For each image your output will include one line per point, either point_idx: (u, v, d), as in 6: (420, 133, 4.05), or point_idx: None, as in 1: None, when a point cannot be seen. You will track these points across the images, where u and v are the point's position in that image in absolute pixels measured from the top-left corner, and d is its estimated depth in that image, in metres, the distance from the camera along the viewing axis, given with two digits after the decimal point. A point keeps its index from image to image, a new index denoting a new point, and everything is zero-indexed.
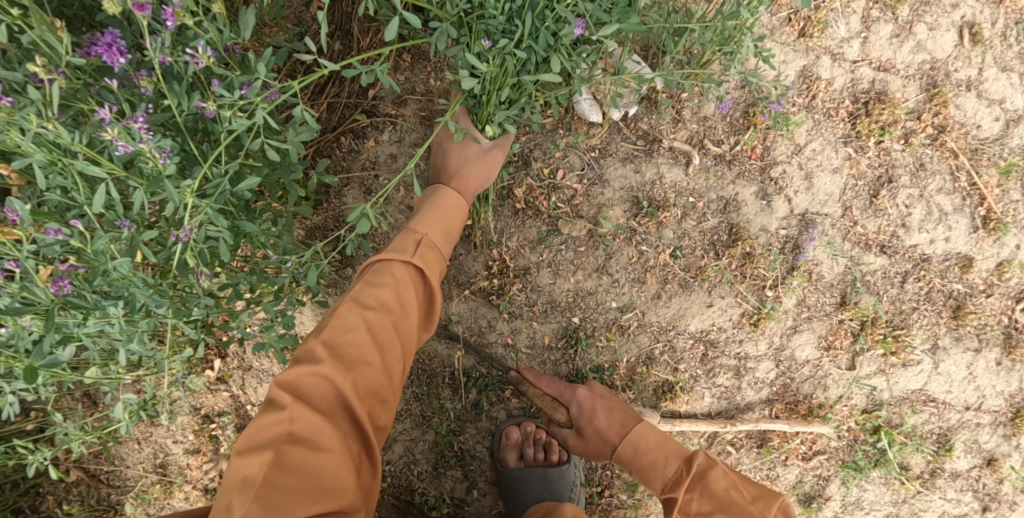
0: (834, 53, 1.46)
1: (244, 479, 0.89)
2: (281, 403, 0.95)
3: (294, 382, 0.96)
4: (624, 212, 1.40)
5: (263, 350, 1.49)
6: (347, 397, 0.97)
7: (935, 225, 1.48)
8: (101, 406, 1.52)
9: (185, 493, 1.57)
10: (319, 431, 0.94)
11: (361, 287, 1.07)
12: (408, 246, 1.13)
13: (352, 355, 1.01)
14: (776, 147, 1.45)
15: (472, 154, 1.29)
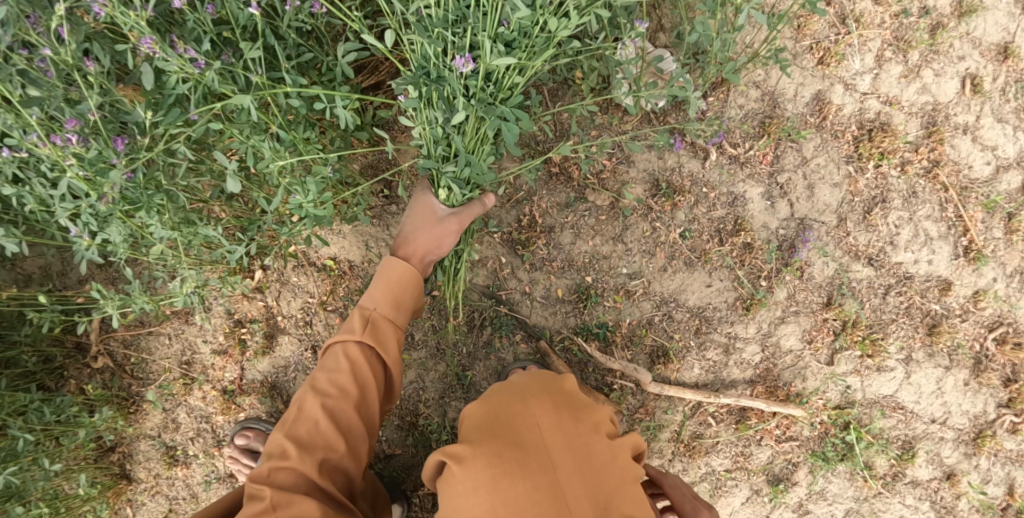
0: (848, 83, 1.63)
1: None
2: (260, 494, 1.11)
3: (271, 475, 1.13)
4: (644, 190, 1.58)
5: (301, 269, 1.65)
6: (316, 478, 1.15)
7: (920, 247, 1.64)
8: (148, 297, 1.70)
9: (204, 392, 1.74)
10: (297, 507, 1.10)
11: (320, 377, 1.24)
12: (357, 326, 1.30)
13: (315, 442, 1.18)
14: (785, 157, 1.63)
15: (429, 219, 1.38)
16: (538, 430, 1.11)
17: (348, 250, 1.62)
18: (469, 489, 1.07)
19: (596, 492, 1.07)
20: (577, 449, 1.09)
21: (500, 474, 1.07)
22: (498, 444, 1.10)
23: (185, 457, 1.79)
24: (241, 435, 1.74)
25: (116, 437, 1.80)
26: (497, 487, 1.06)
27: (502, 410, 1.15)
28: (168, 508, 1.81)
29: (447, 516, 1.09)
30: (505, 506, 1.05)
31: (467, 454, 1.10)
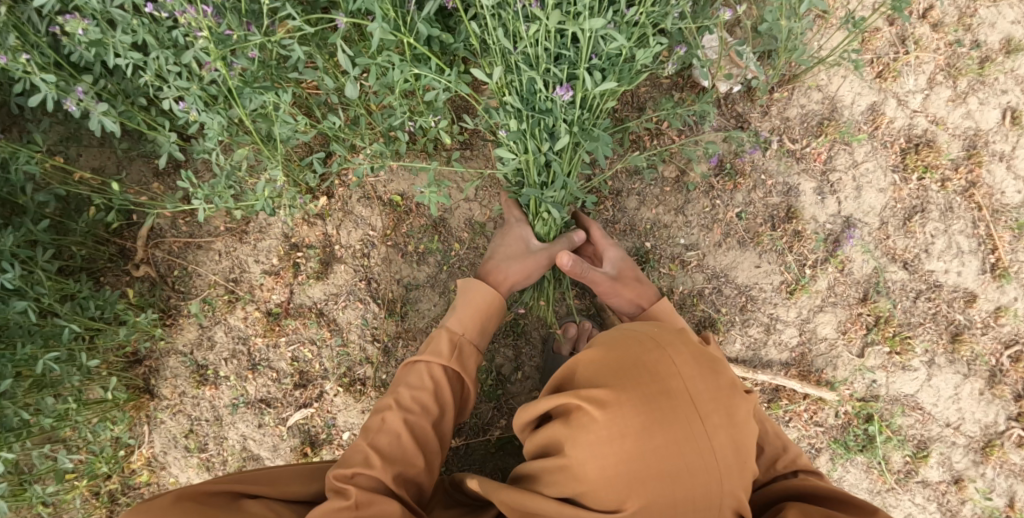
0: (900, 99, 1.75)
1: None
2: (342, 494, 1.12)
3: (353, 476, 1.15)
4: (710, 168, 1.66)
5: (367, 201, 1.67)
6: (395, 490, 1.16)
7: (951, 258, 1.74)
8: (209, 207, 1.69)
9: (246, 312, 1.73)
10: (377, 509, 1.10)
11: (404, 393, 1.29)
12: (445, 349, 1.35)
13: (396, 454, 1.21)
14: (838, 157, 1.72)
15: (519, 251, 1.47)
16: (685, 382, 1.11)
17: (418, 188, 1.66)
18: (614, 435, 1.08)
19: (735, 439, 1.11)
20: (723, 405, 1.11)
21: (648, 421, 1.08)
22: (645, 391, 1.10)
23: (215, 377, 1.76)
24: (277, 361, 1.73)
25: (145, 349, 1.77)
26: (646, 433, 1.08)
27: (641, 355, 1.14)
28: (188, 428, 1.78)
29: (586, 461, 1.09)
30: (651, 452, 1.08)
31: (609, 398, 1.10)
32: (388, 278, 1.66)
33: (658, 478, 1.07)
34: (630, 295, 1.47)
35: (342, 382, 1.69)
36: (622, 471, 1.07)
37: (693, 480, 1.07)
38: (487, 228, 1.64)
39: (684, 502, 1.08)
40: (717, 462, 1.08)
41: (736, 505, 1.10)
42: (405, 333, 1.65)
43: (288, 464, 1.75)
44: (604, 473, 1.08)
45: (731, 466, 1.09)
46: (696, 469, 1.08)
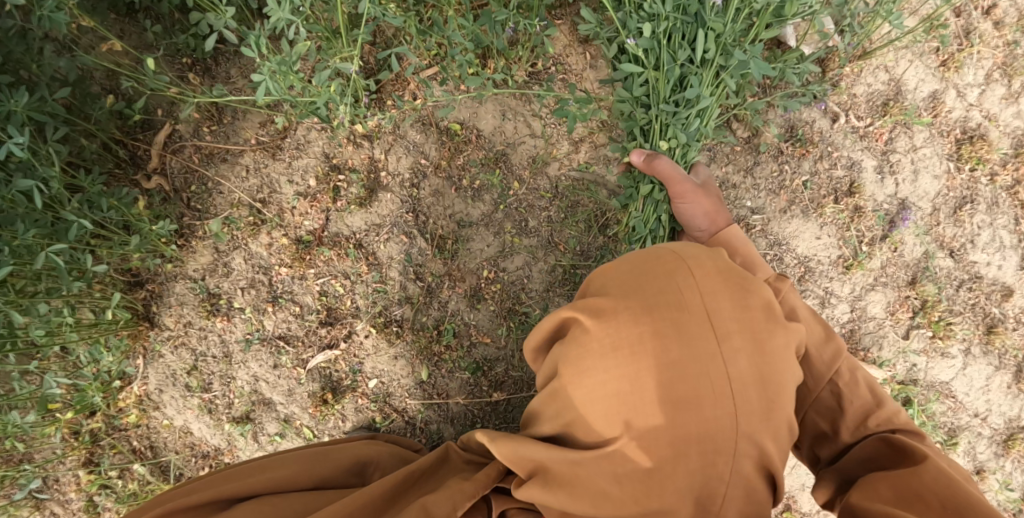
0: (960, 91, 1.73)
1: None
2: None
3: None
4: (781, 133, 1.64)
5: (423, 127, 1.53)
6: None
7: (994, 251, 1.74)
8: (248, 118, 1.55)
9: (271, 238, 1.56)
10: None
11: None
12: None
13: None
14: (898, 140, 1.71)
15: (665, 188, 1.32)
16: (703, 297, 0.91)
17: (480, 118, 1.52)
18: (605, 350, 0.90)
19: (762, 368, 0.89)
20: (753, 329, 0.90)
21: (648, 335, 0.89)
22: (651, 302, 0.92)
23: (228, 308, 1.59)
24: (302, 295, 1.56)
25: (149, 271, 1.58)
26: (646, 350, 0.89)
27: (654, 266, 0.96)
28: (191, 365, 1.62)
29: (571, 379, 0.92)
30: (649, 375, 0.88)
31: (607, 307, 0.93)
32: (440, 214, 1.52)
33: (655, 408, 0.88)
34: (711, 207, 1.33)
35: (375, 322, 1.54)
36: (613, 397, 0.89)
37: (701, 412, 0.87)
38: (550, 167, 1.53)
39: (689, 443, 0.87)
40: (734, 395, 0.87)
41: (757, 456, 0.88)
42: (453, 273, 1.51)
43: (303, 411, 1.60)
44: (593, 397, 0.90)
45: (752, 401, 0.87)
46: (707, 397, 0.87)
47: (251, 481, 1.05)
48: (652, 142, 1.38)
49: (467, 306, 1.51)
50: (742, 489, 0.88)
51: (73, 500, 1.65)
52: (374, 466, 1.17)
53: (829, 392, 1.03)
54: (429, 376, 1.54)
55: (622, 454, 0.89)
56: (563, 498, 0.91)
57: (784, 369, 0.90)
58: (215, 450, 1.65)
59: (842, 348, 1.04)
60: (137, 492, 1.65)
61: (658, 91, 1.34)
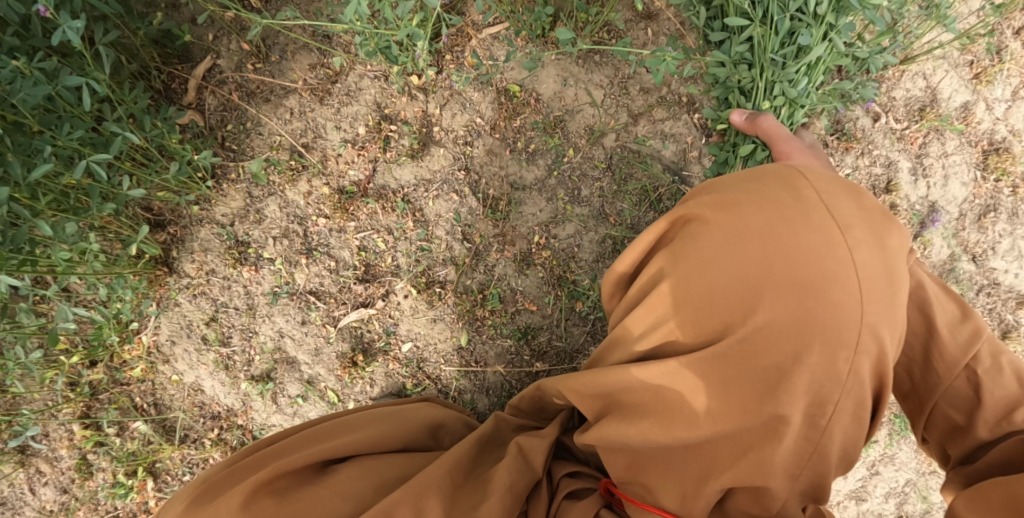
0: (989, 103, 1.78)
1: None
2: None
3: None
4: (828, 129, 1.72)
5: (480, 84, 1.49)
6: None
7: (1013, 259, 1.79)
8: (298, 61, 1.49)
9: (312, 187, 1.49)
10: None
11: None
12: None
13: None
14: (931, 145, 1.76)
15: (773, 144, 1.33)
16: (821, 192, 0.91)
17: (541, 81, 1.49)
18: (728, 238, 0.89)
19: (885, 261, 0.88)
20: (873, 226, 0.89)
21: (773, 226, 0.88)
22: (772, 194, 0.91)
23: (256, 258, 1.51)
24: (339, 249, 1.50)
25: (172, 212, 1.50)
26: (769, 242, 0.88)
27: (768, 169, 0.96)
28: (211, 315, 1.53)
29: (691, 268, 0.91)
30: (775, 260, 0.87)
31: (727, 201, 0.93)
32: (493, 174, 1.48)
33: (783, 295, 0.86)
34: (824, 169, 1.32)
35: (416, 282, 1.48)
36: (736, 283, 0.88)
37: (826, 305, 0.85)
38: (607, 137, 1.50)
39: (811, 336, 0.85)
40: (858, 286, 0.86)
41: (876, 355, 0.86)
42: (503, 235, 1.47)
43: (329, 373, 1.52)
44: (708, 293, 0.89)
45: (878, 289, 0.86)
46: (834, 284, 0.86)
47: (344, 442, 1.03)
48: (756, 101, 1.38)
49: (515, 271, 1.47)
50: (857, 390, 0.86)
51: (64, 458, 1.57)
52: (447, 429, 1.16)
53: (964, 380, 0.95)
54: (469, 343, 1.48)
55: (734, 352, 0.87)
56: (646, 427, 0.91)
57: (900, 266, 0.90)
58: (226, 411, 1.57)
59: (982, 329, 0.95)
60: (138, 452, 1.57)
61: (765, 46, 1.33)
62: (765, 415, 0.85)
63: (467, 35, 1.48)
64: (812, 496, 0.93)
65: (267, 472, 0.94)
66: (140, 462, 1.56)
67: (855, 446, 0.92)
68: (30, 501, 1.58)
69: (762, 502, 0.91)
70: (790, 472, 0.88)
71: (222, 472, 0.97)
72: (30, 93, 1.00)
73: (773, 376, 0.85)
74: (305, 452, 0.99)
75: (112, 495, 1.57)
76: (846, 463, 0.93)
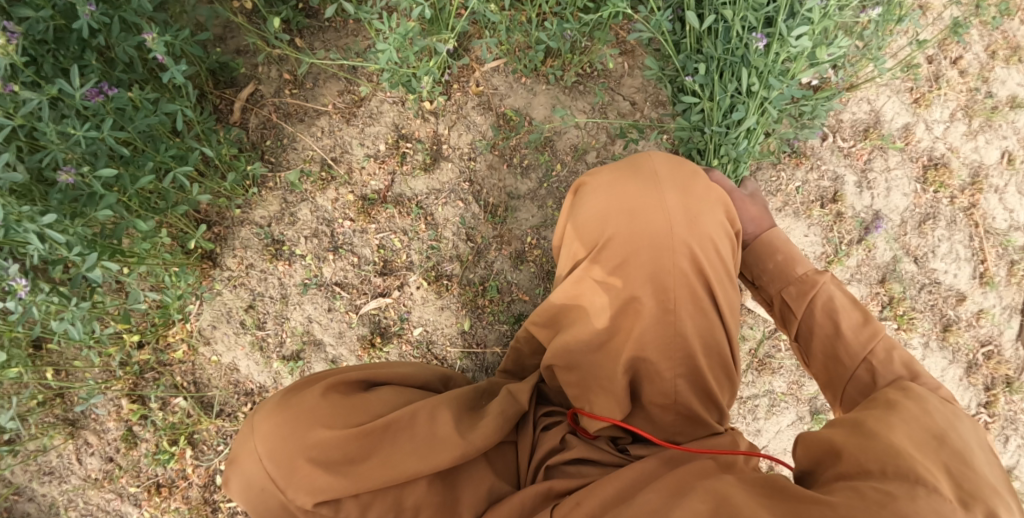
0: (928, 125, 2.04)
1: (413, 414, 1.22)
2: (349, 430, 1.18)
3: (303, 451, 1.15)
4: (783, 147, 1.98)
5: (482, 109, 1.77)
6: None
7: (951, 261, 2.05)
8: (330, 89, 1.76)
9: (339, 194, 1.76)
10: (347, 449, 1.17)
11: None
12: None
13: None
14: (875, 161, 2.02)
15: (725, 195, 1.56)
16: (648, 156, 1.20)
17: (534, 107, 1.77)
18: (586, 193, 1.19)
19: (688, 190, 1.14)
20: (681, 173, 1.17)
21: (611, 179, 1.17)
22: (615, 163, 1.21)
23: (290, 254, 1.78)
24: (361, 247, 1.76)
25: (217, 215, 1.77)
26: (607, 187, 1.16)
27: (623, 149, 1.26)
28: (248, 303, 1.80)
29: (568, 218, 1.20)
30: (611, 198, 1.14)
31: (591, 172, 1.23)
32: (493, 186, 1.75)
33: (617, 219, 1.12)
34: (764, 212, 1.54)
35: (427, 276, 1.74)
36: (588, 218, 1.15)
37: (646, 222, 1.10)
38: (589, 155, 1.77)
39: (639, 243, 1.10)
40: (667, 205, 1.11)
41: (691, 253, 1.09)
42: (501, 237, 1.74)
43: (351, 354, 1.78)
44: (575, 227, 1.17)
45: (682, 209, 1.11)
46: (650, 207, 1.11)
47: (387, 371, 1.36)
48: (709, 159, 1.66)
49: (511, 266, 1.73)
50: (684, 279, 1.09)
51: (110, 430, 1.83)
52: (452, 381, 1.49)
53: (863, 369, 1.16)
54: (471, 327, 1.75)
55: (592, 266, 1.13)
56: (569, 334, 1.17)
57: (704, 195, 1.15)
58: (259, 388, 1.83)
59: (878, 330, 1.18)
60: (178, 424, 1.82)
61: (713, 117, 1.62)
62: (622, 301, 1.10)
63: (473, 68, 1.77)
64: (700, 385, 1.14)
65: (335, 378, 1.28)
66: (181, 433, 1.82)
67: (712, 335, 1.13)
68: (77, 469, 1.84)
69: (659, 387, 1.13)
70: (663, 352, 1.11)
71: (303, 379, 1.31)
72: (143, 122, 1.34)
73: (621, 275, 1.10)
74: (361, 372, 1.33)
75: (155, 461, 1.82)
76: (715, 351, 1.14)
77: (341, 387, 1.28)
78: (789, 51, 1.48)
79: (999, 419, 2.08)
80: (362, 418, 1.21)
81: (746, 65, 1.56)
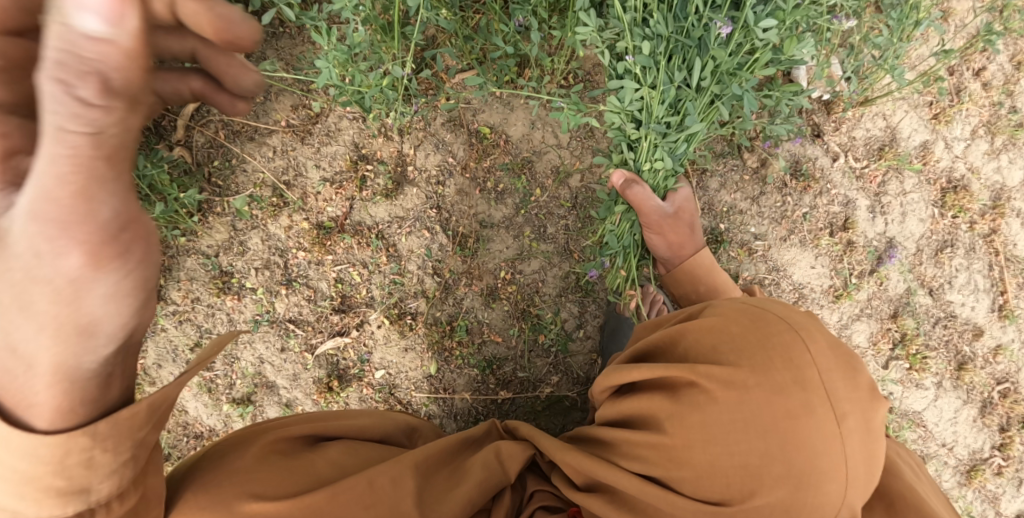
0: (948, 142, 1.84)
1: (369, 486, 1.03)
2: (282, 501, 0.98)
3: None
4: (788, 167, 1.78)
5: (454, 127, 1.58)
6: None
7: (968, 293, 1.86)
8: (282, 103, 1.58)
9: (292, 221, 1.58)
10: None
11: None
12: None
13: None
14: (890, 183, 1.82)
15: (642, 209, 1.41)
16: (823, 378, 0.95)
17: (510, 124, 1.58)
18: (736, 418, 0.95)
19: (866, 443, 0.96)
20: (861, 407, 0.96)
21: (778, 414, 0.94)
22: (775, 374, 0.95)
23: (239, 288, 1.60)
24: (317, 280, 1.59)
25: (160, 242, 1.59)
26: (771, 431, 0.94)
27: (770, 331, 0.99)
28: (195, 341, 1.62)
29: (703, 436, 0.96)
30: (773, 446, 0.93)
31: (736, 376, 0.96)
32: (463, 213, 1.57)
33: (778, 479, 0.93)
34: (674, 240, 1.48)
35: (389, 314, 1.57)
36: (739, 461, 0.94)
37: (813, 488, 0.93)
38: (572, 178, 1.58)
39: (798, 510, 0.93)
40: (845, 469, 0.94)
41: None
42: (471, 271, 1.56)
43: (307, 397, 1.60)
44: (716, 463, 0.95)
45: (858, 471, 0.95)
46: (823, 469, 0.93)
47: (337, 422, 1.18)
48: (639, 160, 1.42)
49: (482, 304, 1.56)
50: None
51: None
52: (420, 432, 1.29)
53: None
54: (437, 371, 1.57)
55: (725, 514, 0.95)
56: None
57: (875, 438, 0.97)
58: (209, 431, 1.63)
59: None
60: None
61: (652, 109, 1.32)
62: None
63: (441, 80, 1.58)
64: None
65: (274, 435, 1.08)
66: None
67: None
68: None
69: None
70: None
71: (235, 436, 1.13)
72: None
73: None
74: (304, 424, 1.14)
75: None
76: None
77: (280, 445, 1.09)
78: (756, 44, 1.26)
79: (1014, 463, 1.87)
80: (301, 487, 1.02)
81: (700, 52, 1.30)
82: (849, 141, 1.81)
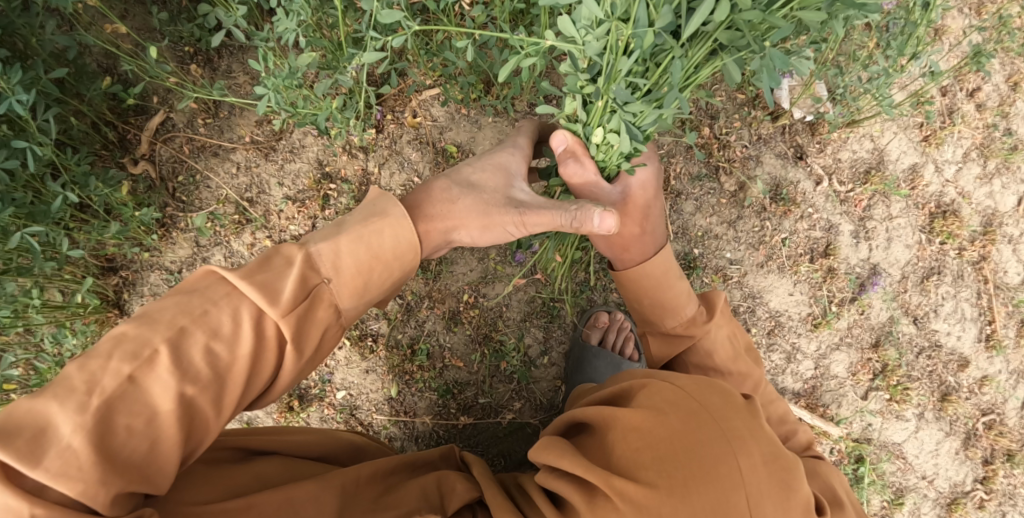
0: (938, 165, 1.77)
1: (289, 501, 0.97)
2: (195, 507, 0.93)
3: None
4: (767, 190, 1.73)
5: (420, 145, 1.55)
6: None
7: (954, 322, 1.79)
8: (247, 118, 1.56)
9: (255, 237, 1.56)
10: None
11: None
12: None
13: None
14: (876, 208, 1.76)
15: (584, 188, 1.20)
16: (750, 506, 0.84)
17: (478, 143, 1.55)
18: None
19: None
20: None
21: None
22: (694, 499, 0.84)
23: None
24: None
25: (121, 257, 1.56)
26: None
27: (696, 445, 0.87)
28: None
29: None
30: None
31: (650, 497, 0.85)
32: None
33: None
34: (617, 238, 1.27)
35: (350, 334, 1.54)
36: None
37: None
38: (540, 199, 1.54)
39: None
40: None
41: None
42: (433, 294, 1.53)
43: (267, 415, 1.56)
44: None
45: None
46: None
47: (278, 437, 1.13)
48: (590, 125, 1.11)
49: (444, 327, 1.53)
50: None
51: None
52: (366, 453, 1.24)
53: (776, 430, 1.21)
54: (399, 393, 1.54)
55: None
56: None
57: None
58: None
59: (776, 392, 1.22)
60: None
61: (617, 57, 0.96)
62: None
63: (407, 98, 1.54)
64: None
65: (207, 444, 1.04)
66: None
67: None
68: None
69: None
70: None
71: None
72: None
73: None
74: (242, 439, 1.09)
75: None
76: None
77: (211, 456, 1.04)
78: None
79: (997, 497, 1.81)
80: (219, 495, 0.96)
81: None
82: (834, 163, 1.75)
